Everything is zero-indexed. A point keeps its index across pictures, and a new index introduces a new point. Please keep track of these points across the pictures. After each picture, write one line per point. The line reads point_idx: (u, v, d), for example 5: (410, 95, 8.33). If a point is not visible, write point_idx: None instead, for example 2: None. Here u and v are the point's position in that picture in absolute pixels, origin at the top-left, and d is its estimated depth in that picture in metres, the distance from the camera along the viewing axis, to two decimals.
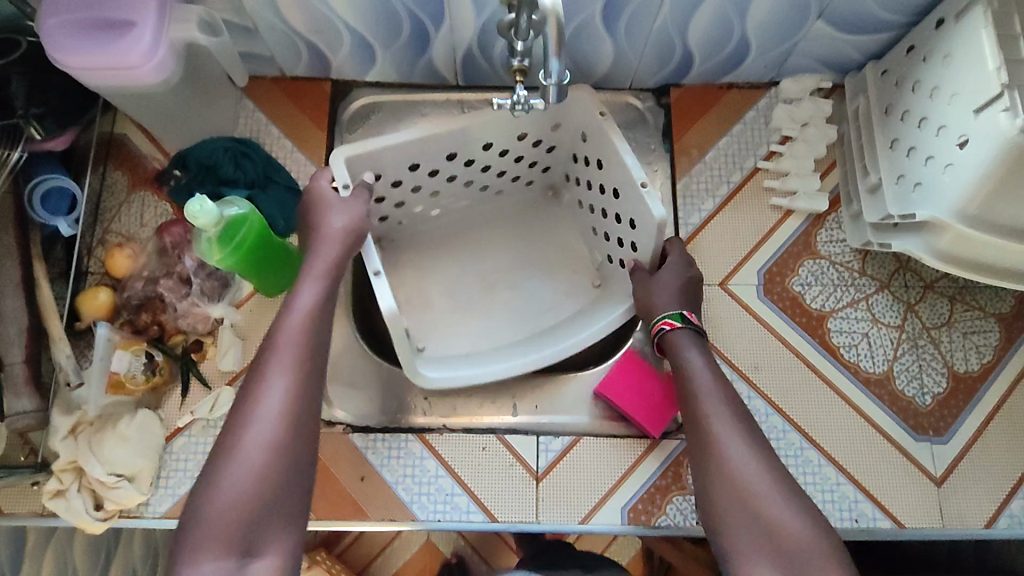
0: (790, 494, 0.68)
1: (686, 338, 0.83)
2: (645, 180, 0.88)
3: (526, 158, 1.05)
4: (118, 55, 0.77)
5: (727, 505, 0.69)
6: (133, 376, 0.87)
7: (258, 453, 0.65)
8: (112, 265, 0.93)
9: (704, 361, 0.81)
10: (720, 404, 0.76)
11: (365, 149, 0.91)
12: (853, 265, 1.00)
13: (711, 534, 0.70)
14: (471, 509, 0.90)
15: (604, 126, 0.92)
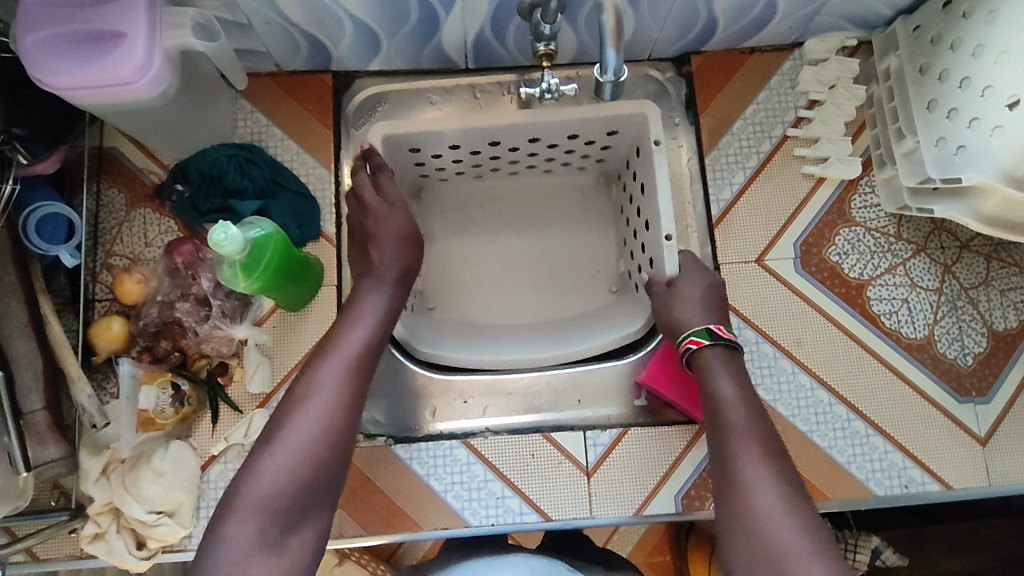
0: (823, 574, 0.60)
1: (715, 359, 0.79)
2: (672, 233, 0.90)
3: (579, 151, 1.05)
4: (108, 70, 0.70)
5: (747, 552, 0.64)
6: (161, 411, 0.84)
7: (294, 461, 0.67)
8: (122, 293, 0.88)
9: (737, 392, 0.76)
10: (745, 433, 0.72)
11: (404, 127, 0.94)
12: (888, 230, 0.97)
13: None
14: (524, 510, 0.89)
15: (655, 155, 0.93)
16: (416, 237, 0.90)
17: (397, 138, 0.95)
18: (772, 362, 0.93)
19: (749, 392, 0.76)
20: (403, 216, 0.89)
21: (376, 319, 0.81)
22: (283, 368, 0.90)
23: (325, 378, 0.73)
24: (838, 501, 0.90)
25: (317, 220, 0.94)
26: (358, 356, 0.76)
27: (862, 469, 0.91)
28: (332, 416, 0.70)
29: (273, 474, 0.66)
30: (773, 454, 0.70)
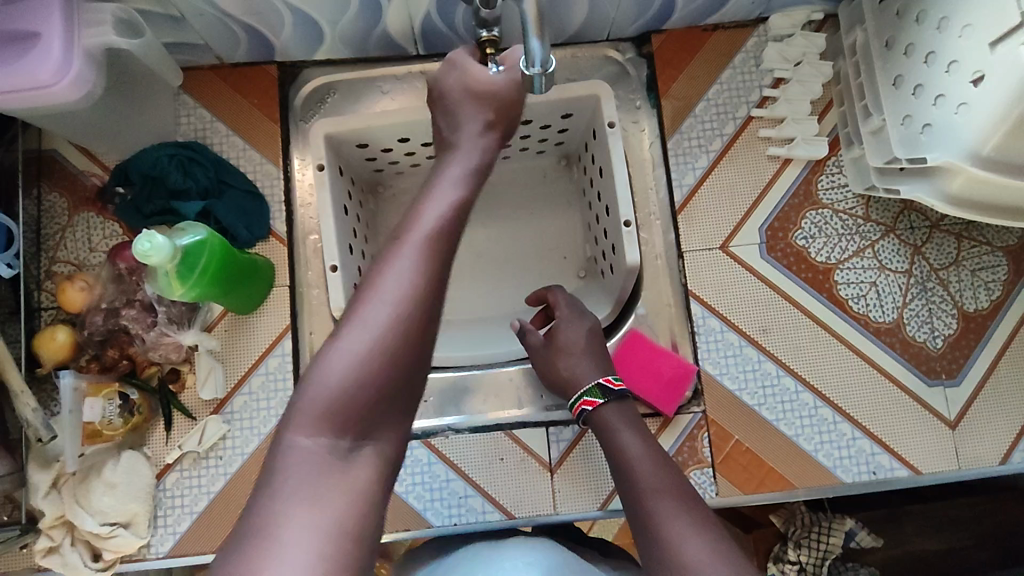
0: None
1: (615, 414, 0.80)
2: (630, 219, 0.88)
3: (535, 136, 1.01)
4: (24, 74, 0.68)
5: None
6: (109, 422, 0.82)
7: (378, 340, 0.54)
8: (66, 301, 0.85)
9: (641, 447, 0.75)
10: (671, 497, 0.68)
11: (347, 126, 0.91)
12: (856, 212, 0.94)
13: None
14: (487, 509, 0.87)
15: (611, 138, 0.90)
16: (510, 104, 0.74)
17: (341, 136, 0.93)
18: (737, 351, 0.91)
19: (660, 458, 0.74)
20: (485, 77, 0.74)
21: (467, 179, 0.67)
22: (236, 373, 0.88)
23: (398, 263, 0.57)
24: (805, 489, 0.89)
25: (265, 219, 0.91)
26: (442, 236, 0.60)
27: (830, 457, 0.89)
28: (406, 308, 0.55)
29: (341, 390, 0.53)
30: (690, 503, 0.68)
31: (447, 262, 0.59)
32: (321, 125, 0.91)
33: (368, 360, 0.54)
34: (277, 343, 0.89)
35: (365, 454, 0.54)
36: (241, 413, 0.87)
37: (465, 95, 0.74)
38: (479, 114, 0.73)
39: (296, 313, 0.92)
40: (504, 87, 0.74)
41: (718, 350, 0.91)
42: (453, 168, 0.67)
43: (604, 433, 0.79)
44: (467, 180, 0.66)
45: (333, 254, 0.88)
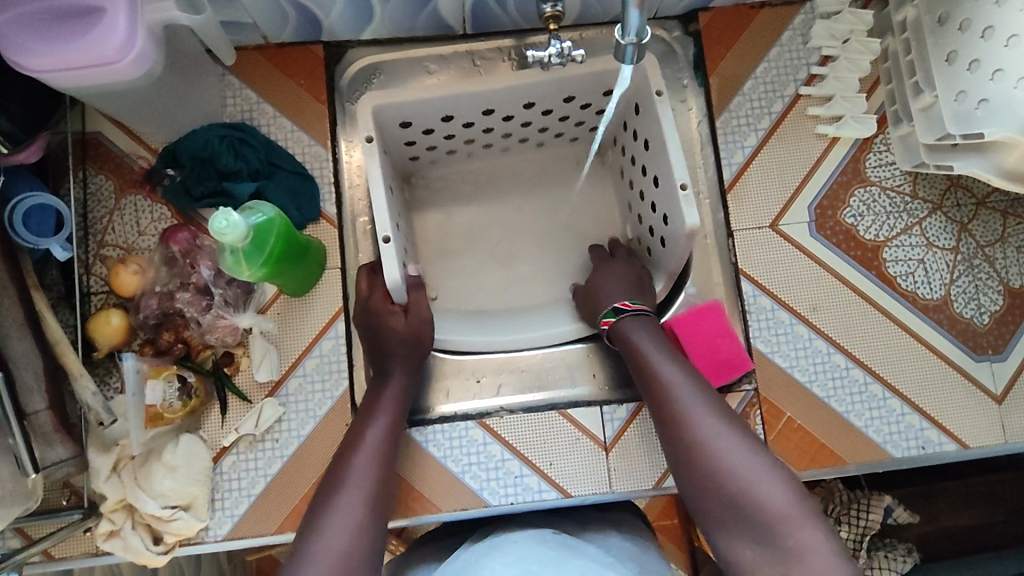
0: (774, 479, 0.69)
1: (631, 321, 0.86)
2: (686, 181, 0.81)
3: (569, 117, 1.00)
4: (86, 49, 0.66)
5: (717, 491, 0.71)
6: (169, 405, 0.81)
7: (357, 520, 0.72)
8: (119, 285, 0.84)
9: (656, 344, 0.82)
10: (688, 389, 0.77)
11: (396, 98, 0.88)
12: (904, 189, 0.94)
13: (701, 509, 0.72)
14: (543, 488, 0.88)
15: (658, 106, 0.84)
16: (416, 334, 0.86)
17: (388, 113, 0.90)
18: (787, 328, 0.91)
19: (679, 365, 0.80)
20: (401, 323, 0.85)
21: (393, 423, 0.81)
22: (290, 355, 0.88)
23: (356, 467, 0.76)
24: (856, 465, 0.89)
25: (316, 201, 0.90)
26: (378, 461, 0.78)
27: (880, 433, 0.89)
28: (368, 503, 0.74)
29: (340, 537, 0.70)
30: (716, 406, 0.76)
31: (387, 479, 0.78)
32: (370, 95, 0.87)
33: (353, 515, 0.72)
34: (330, 325, 0.89)
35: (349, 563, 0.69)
36: (297, 395, 0.87)
37: (382, 352, 0.85)
38: (399, 360, 0.85)
39: (347, 294, 0.91)
40: (417, 316, 0.86)
41: (767, 324, 0.91)
42: (372, 429, 0.80)
43: (626, 347, 0.84)
44: (395, 414, 0.82)
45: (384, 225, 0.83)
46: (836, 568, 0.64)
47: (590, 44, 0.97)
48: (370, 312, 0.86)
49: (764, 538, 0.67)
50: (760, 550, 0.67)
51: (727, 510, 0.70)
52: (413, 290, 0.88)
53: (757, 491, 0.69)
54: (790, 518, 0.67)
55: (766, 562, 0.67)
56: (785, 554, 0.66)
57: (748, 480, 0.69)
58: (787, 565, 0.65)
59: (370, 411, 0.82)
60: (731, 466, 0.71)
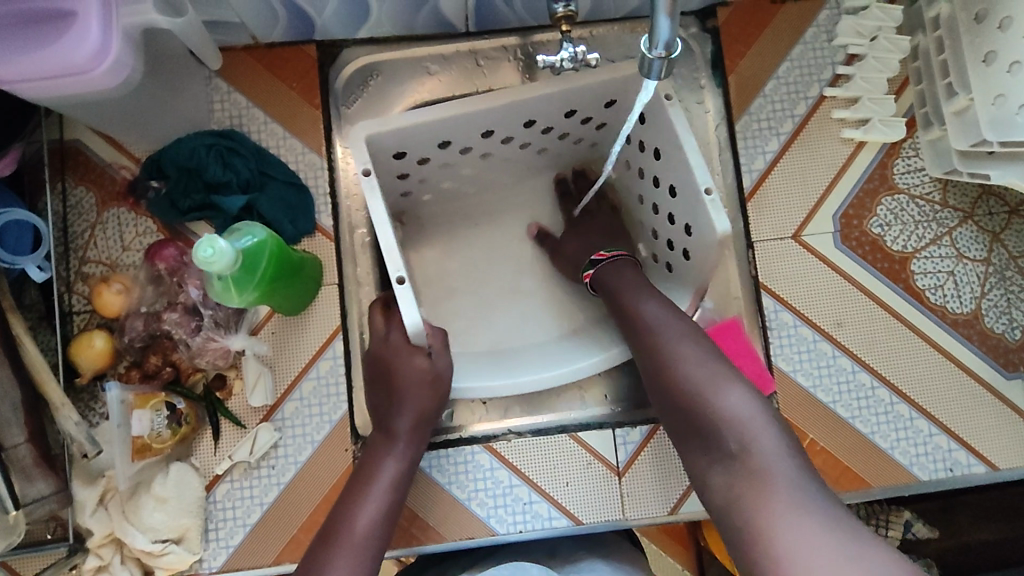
0: (735, 390, 0.69)
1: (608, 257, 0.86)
2: (711, 186, 0.75)
3: (571, 134, 0.92)
4: (56, 59, 0.60)
5: (683, 407, 0.71)
6: (158, 434, 0.76)
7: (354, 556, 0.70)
8: (102, 305, 0.79)
9: (631, 277, 0.82)
10: (660, 313, 0.77)
11: (394, 124, 0.78)
12: (934, 197, 0.89)
13: (672, 428, 0.73)
14: (554, 515, 0.83)
15: (669, 111, 0.77)
16: (436, 378, 0.78)
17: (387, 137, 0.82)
18: (810, 345, 0.87)
19: (648, 288, 0.81)
20: (423, 367, 0.77)
21: (389, 504, 0.74)
22: (286, 378, 0.83)
23: (361, 508, 0.73)
24: (881, 489, 0.85)
25: (311, 213, 0.85)
26: (363, 550, 0.70)
27: (906, 454, 0.85)
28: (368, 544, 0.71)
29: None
30: (682, 323, 0.76)
31: (374, 569, 0.71)
32: (364, 124, 0.77)
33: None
34: (328, 345, 0.84)
35: None
36: (293, 420, 0.82)
37: (397, 404, 0.78)
38: (409, 424, 0.78)
39: (345, 312, 0.86)
40: (438, 360, 0.78)
41: (789, 342, 0.87)
42: (363, 510, 0.73)
43: (598, 280, 0.85)
44: (390, 495, 0.75)
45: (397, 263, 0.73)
46: (785, 473, 0.64)
47: (600, 42, 0.91)
48: (390, 356, 0.78)
49: (717, 446, 0.68)
50: (713, 456, 0.68)
51: (686, 421, 0.71)
52: (433, 332, 0.80)
53: (712, 399, 0.69)
54: (747, 427, 0.67)
55: (719, 469, 0.67)
56: (736, 460, 0.66)
57: (705, 389, 0.70)
58: (736, 469, 0.66)
59: (360, 490, 0.75)
60: (694, 382, 0.71)
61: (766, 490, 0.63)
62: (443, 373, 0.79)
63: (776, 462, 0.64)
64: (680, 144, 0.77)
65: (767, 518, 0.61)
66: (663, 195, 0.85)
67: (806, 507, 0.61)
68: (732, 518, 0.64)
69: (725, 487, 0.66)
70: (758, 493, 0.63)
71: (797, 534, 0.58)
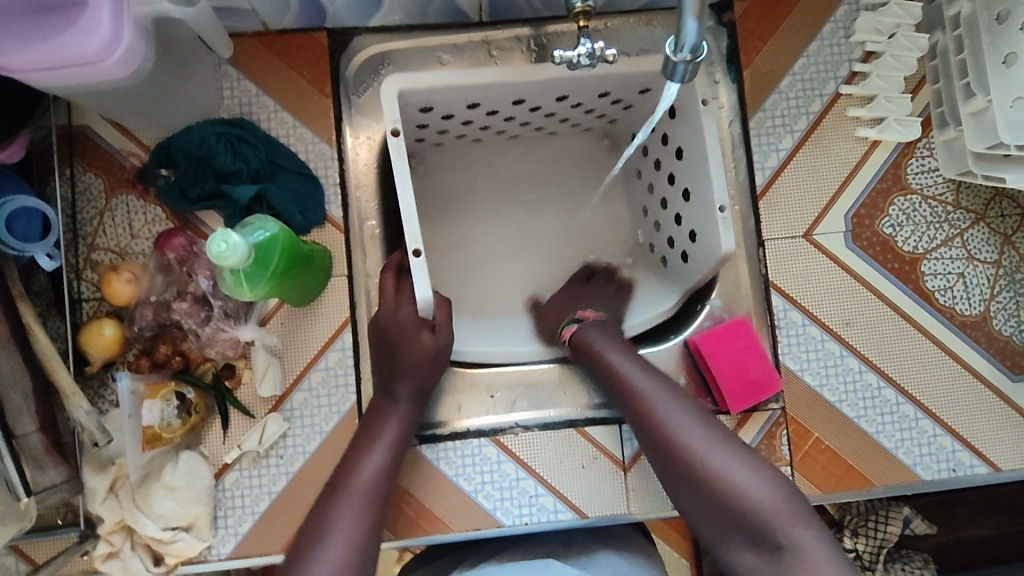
0: (758, 477, 0.71)
1: (595, 335, 0.86)
2: (725, 204, 0.79)
3: (595, 111, 0.94)
4: (68, 49, 0.59)
5: (708, 505, 0.71)
6: (168, 424, 0.76)
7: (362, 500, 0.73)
8: (111, 294, 0.79)
9: (623, 358, 0.82)
10: (668, 403, 0.77)
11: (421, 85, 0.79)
12: (946, 198, 0.89)
13: (696, 523, 0.73)
14: (559, 508, 0.84)
15: (704, 117, 0.79)
16: (437, 350, 0.83)
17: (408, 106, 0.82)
18: (818, 344, 0.87)
19: (645, 366, 0.81)
20: (428, 342, 0.83)
21: (393, 453, 0.77)
22: (295, 368, 0.83)
23: (368, 456, 0.76)
24: (884, 488, 0.85)
25: (321, 204, 0.84)
26: (371, 493, 0.74)
27: (910, 454, 0.86)
28: (373, 491, 0.75)
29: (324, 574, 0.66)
30: (688, 407, 0.77)
31: (382, 510, 0.75)
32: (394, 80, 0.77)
33: (343, 549, 0.69)
34: (337, 336, 0.84)
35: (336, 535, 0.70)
36: (302, 410, 0.83)
37: (398, 370, 0.81)
38: (410, 386, 0.81)
39: (354, 304, 0.86)
40: (441, 334, 0.84)
41: (791, 338, 0.87)
42: (368, 461, 0.76)
43: (587, 352, 0.85)
44: (394, 445, 0.78)
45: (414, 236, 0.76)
46: (818, 551, 0.66)
47: (613, 35, 0.90)
48: (396, 329, 0.82)
49: (746, 531, 0.69)
50: (744, 540, 0.69)
51: (705, 507, 0.72)
52: (439, 306, 0.85)
53: (731, 483, 0.71)
54: (777, 515, 0.68)
55: (753, 553, 0.69)
56: (768, 543, 0.68)
57: (721, 472, 0.71)
58: (772, 552, 0.67)
59: (366, 440, 0.78)
60: (716, 474, 0.71)
61: (804, 570, 0.65)
62: (444, 342, 0.84)
63: (809, 540, 0.66)
64: (706, 154, 0.80)
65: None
66: (678, 195, 0.88)
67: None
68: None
69: (764, 572, 0.67)
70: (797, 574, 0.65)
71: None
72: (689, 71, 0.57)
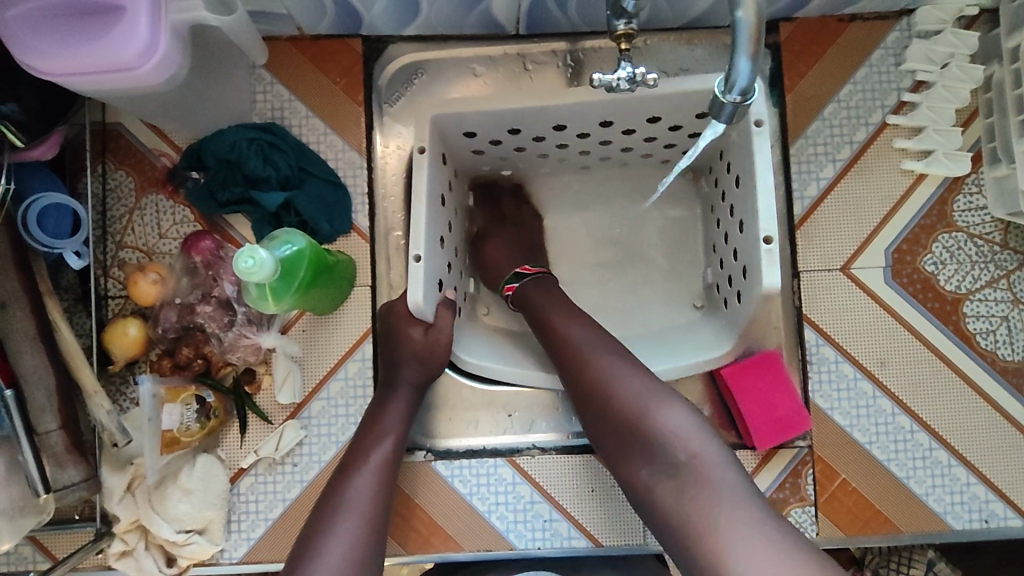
0: (686, 429, 0.67)
1: (533, 288, 0.85)
2: (773, 234, 0.74)
3: (657, 138, 0.90)
4: (103, 58, 0.59)
5: (638, 455, 0.68)
6: (187, 428, 0.76)
7: (374, 488, 0.73)
8: (137, 294, 0.79)
9: (564, 310, 0.79)
10: (605, 354, 0.74)
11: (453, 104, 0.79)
12: (994, 238, 0.85)
13: (626, 474, 0.70)
14: (573, 535, 0.83)
15: (754, 139, 0.76)
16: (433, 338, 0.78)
17: (440, 121, 0.81)
18: (850, 382, 0.84)
19: (583, 316, 0.79)
20: (419, 337, 0.78)
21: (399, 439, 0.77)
22: (314, 376, 0.83)
23: (378, 445, 0.76)
24: (910, 534, 0.83)
25: (348, 213, 0.84)
26: (381, 483, 0.74)
27: (940, 502, 0.83)
28: (382, 477, 0.74)
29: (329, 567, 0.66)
30: (628, 358, 0.74)
31: (389, 499, 0.74)
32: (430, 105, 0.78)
33: (351, 542, 0.68)
34: (357, 347, 0.83)
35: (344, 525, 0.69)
36: (319, 418, 0.82)
37: (397, 360, 0.79)
38: (411, 374, 0.79)
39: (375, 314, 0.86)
40: (436, 333, 0.79)
41: (817, 371, 0.84)
42: (375, 454, 0.75)
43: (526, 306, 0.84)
44: (401, 433, 0.77)
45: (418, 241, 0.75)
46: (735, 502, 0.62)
47: (653, 53, 0.88)
48: (395, 324, 0.79)
49: (659, 457, 0.66)
50: (657, 469, 0.67)
51: (624, 433, 0.69)
52: (439, 307, 0.80)
53: (651, 415, 0.68)
54: (701, 470, 0.64)
55: (662, 480, 0.66)
56: (680, 471, 0.65)
57: (643, 403, 0.69)
58: (682, 480, 0.65)
59: (371, 436, 0.77)
60: (647, 423, 0.68)
61: (713, 497, 0.62)
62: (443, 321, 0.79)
63: (721, 470, 0.64)
64: (754, 175, 0.76)
65: (718, 524, 0.61)
66: (735, 224, 0.84)
67: (753, 512, 0.61)
68: (681, 526, 0.63)
69: (670, 499, 0.65)
70: (703, 500, 0.63)
71: (752, 535, 0.59)
72: (736, 112, 0.55)
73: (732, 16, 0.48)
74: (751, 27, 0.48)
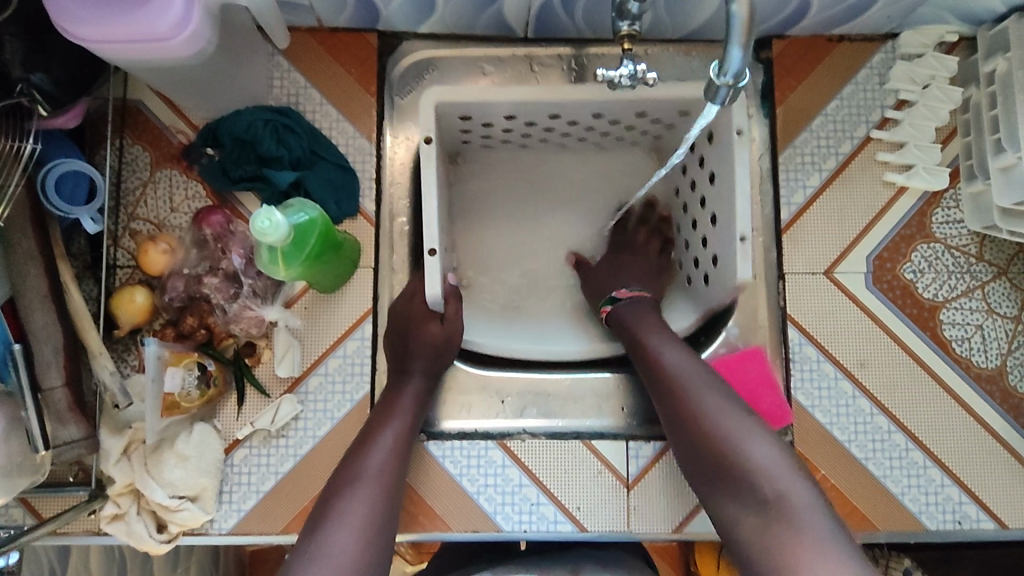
0: (774, 455, 0.69)
1: (631, 307, 0.87)
2: (747, 233, 0.78)
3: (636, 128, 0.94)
4: (138, 26, 0.63)
5: (720, 478, 0.70)
6: (187, 394, 0.78)
7: (388, 468, 0.75)
8: (147, 263, 0.82)
9: (663, 338, 0.81)
10: (702, 380, 0.76)
11: (459, 95, 0.83)
12: (969, 249, 0.90)
13: (705, 496, 0.72)
14: (559, 519, 0.85)
15: (736, 148, 0.78)
16: (448, 339, 0.84)
17: (446, 108, 0.85)
18: (832, 382, 0.87)
19: (675, 338, 0.82)
20: (436, 331, 0.83)
21: (411, 423, 0.80)
22: (314, 353, 0.85)
23: (389, 426, 0.78)
24: (886, 532, 0.85)
25: (356, 196, 0.87)
26: (392, 465, 0.76)
27: (916, 502, 0.85)
28: (396, 458, 0.77)
29: (352, 530, 0.69)
30: (716, 380, 0.76)
31: (399, 481, 0.76)
32: (431, 91, 0.81)
33: (370, 508, 0.71)
34: (357, 326, 0.86)
35: (350, 499, 0.71)
36: (316, 393, 0.84)
37: (410, 350, 0.83)
38: (424, 363, 0.83)
39: (377, 296, 0.88)
40: (451, 325, 0.84)
41: (800, 370, 0.87)
42: (388, 432, 0.78)
43: (624, 327, 0.86)
44: (413, 417, 0.80)
45: (433, 236, 0.79)
46: (819, 523, 0.63)
47: (653, 61, 0.93)
48: (410, 316, 0.84)
49: (744, 490, 0.68)
50: (740, 501, 0.68)
51: (715, 466, 0.70)
52: (449, 299, 0.85)
53: (739, 449, 0.69)
54: (785, 492, 0.66)
55: (748, 515, 0.67)
56: (766, 507, 0.66)
57: (729, 436, 0.70)
58: (771, 518, 0.65)
59: (386, 415, 0.79)
60: (737, 447, 0.69)
61: (799, 533, 0.63)
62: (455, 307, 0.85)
63: (804, 505, 0.64)
64: (733, 185, 0.79)
65: (798, 560, 0.61)
66: (706, 220, 0.87)
67: (838, 553, 0.61)
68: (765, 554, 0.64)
69: (756, 536, 0.65)
70: (793, 535, 0.63)
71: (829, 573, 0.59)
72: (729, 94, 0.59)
73: (726, 9, 0.52)
74: (744, 13, 0.52)
